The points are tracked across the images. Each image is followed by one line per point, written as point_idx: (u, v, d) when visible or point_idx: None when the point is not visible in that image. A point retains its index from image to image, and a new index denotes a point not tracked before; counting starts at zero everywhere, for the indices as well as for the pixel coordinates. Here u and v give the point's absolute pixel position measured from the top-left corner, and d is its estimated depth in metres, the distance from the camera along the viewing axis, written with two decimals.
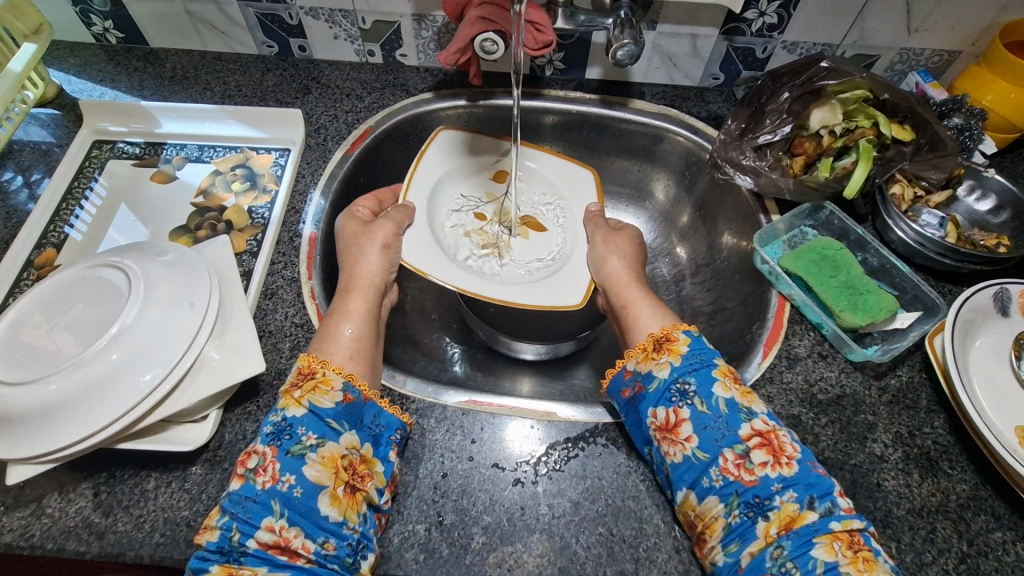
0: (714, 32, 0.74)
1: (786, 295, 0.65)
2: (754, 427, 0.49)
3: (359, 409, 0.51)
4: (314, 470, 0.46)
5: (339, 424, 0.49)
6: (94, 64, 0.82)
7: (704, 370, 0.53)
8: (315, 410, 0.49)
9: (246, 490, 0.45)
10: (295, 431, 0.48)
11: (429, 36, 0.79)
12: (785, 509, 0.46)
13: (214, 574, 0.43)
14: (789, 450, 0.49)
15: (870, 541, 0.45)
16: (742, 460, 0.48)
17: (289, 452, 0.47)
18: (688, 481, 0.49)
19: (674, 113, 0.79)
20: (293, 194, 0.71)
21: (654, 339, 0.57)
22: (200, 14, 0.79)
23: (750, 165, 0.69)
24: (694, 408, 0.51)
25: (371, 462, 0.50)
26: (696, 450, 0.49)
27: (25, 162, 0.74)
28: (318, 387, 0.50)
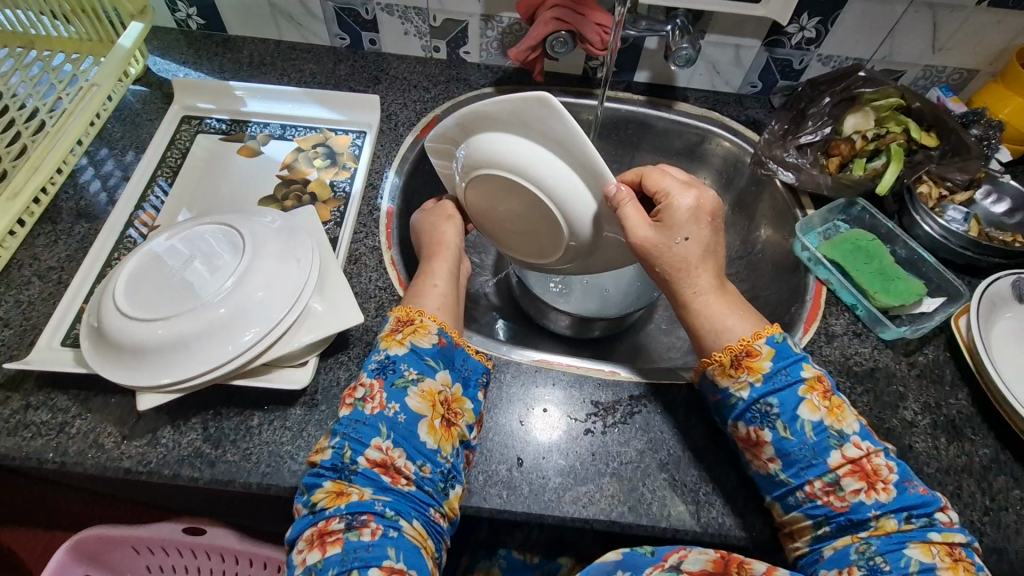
0: (757, 43, 0.82)
1: (823, 280, 0.71)
2: (845, 454, 0.50)
3: (452, 352, 0.57)
4: (415, 401, 0.52)
5: (435, 363, 0.55)
6: (177, 47, 0.88)
7: (789, 391, 0.52)
8: (416, 349, 0.55)
9: (356, 415, 0.51)
10: (398, 366, 0.54)
11: (494, 35, 0.85)
12: (881, 525, 0.48)
13: (329, 488, 0.49)
14: (884, 473, 0.50)
15: (971, 555, 0.48)
16: (831, 488, 0.50)
17: (394, 384, 0.53)
18: (774, 493, 0.53)
19: (716, 115, 0.86)
20: (370, 172, 0.77)
21: (732, 352, 0.54)
22: (281, 6, 0.85)
23: (792, 162, 0.76)
24: (775, 432, 0.51)
25: (461, 400, 0.55)
26: (780, 472, 0.51)
27: (116, 133, 0.79)
28: (416, 331, 0.56)
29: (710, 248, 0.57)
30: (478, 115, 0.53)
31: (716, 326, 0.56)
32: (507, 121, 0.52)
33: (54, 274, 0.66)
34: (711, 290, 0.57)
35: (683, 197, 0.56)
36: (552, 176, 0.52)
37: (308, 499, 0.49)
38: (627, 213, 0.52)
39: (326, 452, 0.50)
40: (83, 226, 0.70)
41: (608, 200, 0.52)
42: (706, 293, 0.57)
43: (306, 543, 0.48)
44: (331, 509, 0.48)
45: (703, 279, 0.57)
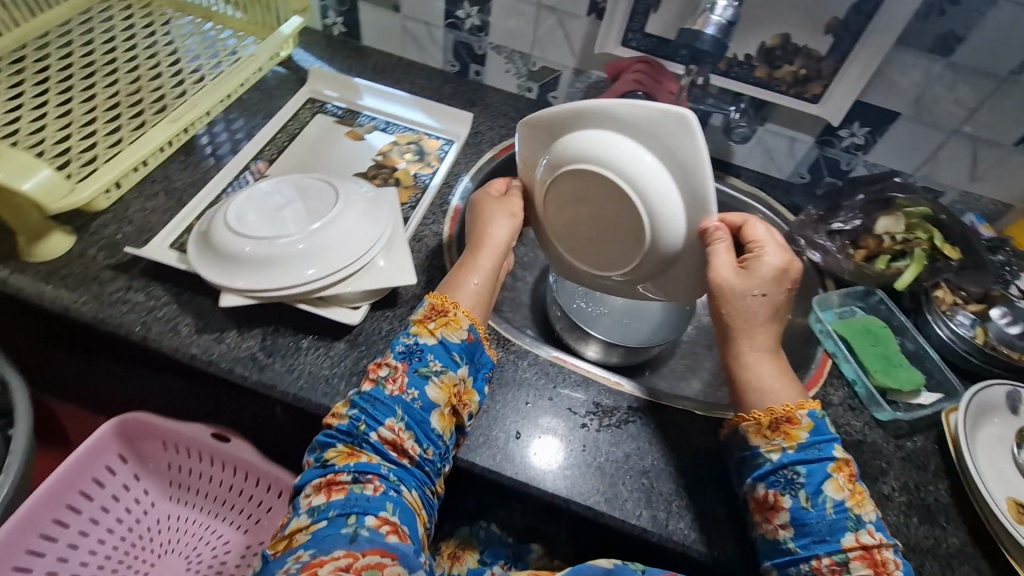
0: (810, 139, 0.91)
1: (830, 353, 0.76)
2: (858, 539, 0.51)
3: (475, 349, 0.64)
4: (434, 390, 0.59)
5: (459, 358, 0.62)
6: (318, 45, 1.06)
7: (818, 465, 0.54)
8: (444, 342, 0.62)
9: (378, 392, 0.59)
10: (424, 355, 0.61)
11: (580, 88, 0.99)
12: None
13: (341, 449, 0.57)
14: (889, 565, 0.51)
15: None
16: (837, 568, 0.51)
17: (417, 370, 0.60)
18: (777, 560, 0.54)
19: (761, 194, 0.95)
20: (449, 174, 0.89)
21: (773, 416, 0.57)
22: (411, 30, 1.01)
23: (821, 243, 0.83)
24: (796, 500, 0.53)
25: (470, 393, 0.63)
26: (790, 539, 0.53)
27: (253, 99, 0.95)
28: (448, 325, 0.63)
29: (776, 312, 0.60)
30: (614, 117, 0.54)
31: (763, 385, 0.58)
32: (638, 131, 0.54)
33: (178, 193, 0.80)
34: (765, 349, 0.60)
35: (774, 256, 0.59)
36: (664, 198, 0.55)
37: (321, 454, 0.58)
38: (720, 254, 0.56)
39: (342, 419, 0.58)
40: (209, 162, 0.85)
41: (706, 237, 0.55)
42: (761, 351, 0.60)
43: (312, 489, 0.56)
44: (341, 465, 0.56)
45: (761, 334, 0.60)
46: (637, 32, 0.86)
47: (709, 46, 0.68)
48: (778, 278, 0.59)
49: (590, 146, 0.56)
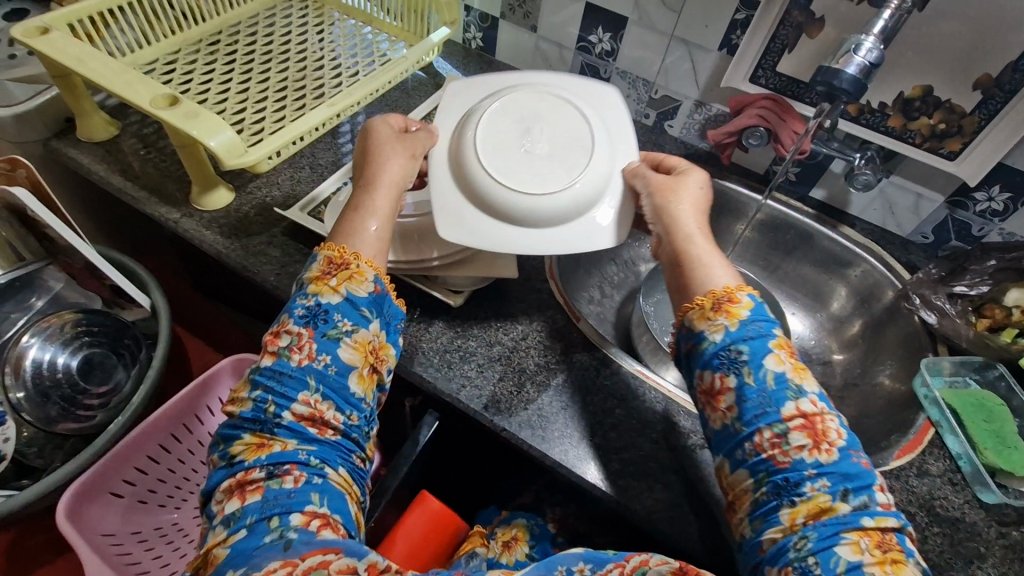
0: (940, 198, 0.87)
1: (933, 421, 0.72)
2: (799, 408, 0.51)
3: (383, 300, 0.59)
4: (347, 353, 0.55)
5: (369, 312, 0.57)
6: (457, 57, 1.15)
7: (759, 340, 0.53)
8: (350, 298, 0.57)
9: (281, 366, 0.53)
10: (329, 316, 0.55)
11: (698, 120, 1.00)
12: (815, 500, 0.47)
13: (251, 439, 0.51)
14: (832, 436, 0.50)
15: (903, 543, 0.46)
16: (778, 441, 0.49)
17: (325, 334, 0.55)
18: (725, 451, 0.52)
19: (877, 249, 0.92)
20: None
21: (715, 298, 0.56)
22: (544, 50, 1.08)
23: (938, 305, 0.79)
24: (740, 378, 0.52)
25: (386, 347, 0.59)
26: (735, 420, 0.52)
27: (394, 97, 1.05)
28: (352, 278, 0.57)
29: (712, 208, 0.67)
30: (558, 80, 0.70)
31: (704, 264, 0.59)
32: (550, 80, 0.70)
33: (320, 169, 0.90)
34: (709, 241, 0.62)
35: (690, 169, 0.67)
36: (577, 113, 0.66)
37: (230, 451, 0.52)
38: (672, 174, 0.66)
39: (246, 405, 0.53)
40: (350, 146, 0.95)
41: (666, 167, 0.68)
42: (705, 244, 0.61)
43: (223, 493, 0.50)
44: (250, 461, 0.50)
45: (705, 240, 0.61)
46: (767, 70, 0.87)
47: (848, 86, 0.66)
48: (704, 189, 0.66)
49: (521, 97, 0.66)
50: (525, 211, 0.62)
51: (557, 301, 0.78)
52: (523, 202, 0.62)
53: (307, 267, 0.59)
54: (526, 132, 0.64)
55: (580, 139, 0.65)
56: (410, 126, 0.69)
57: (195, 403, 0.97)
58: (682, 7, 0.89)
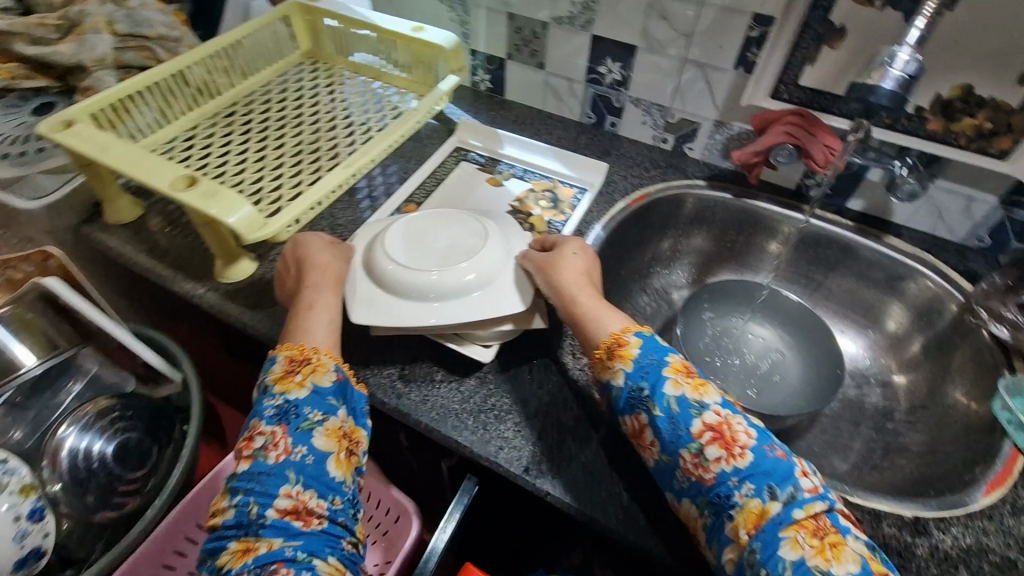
0: (994, 199, 0.81)
1: (1022, 449, 0.64)
2: (705, 421, 0.53)
3: (346, 386, 0.64)
4: (321, 441, 0.57)
5: (336, 400, 0.61)
6: (467, 100, 1.15)
7: (655, 370, 0.57)
8: (316, 389, 0.60)
9: (259, 467, 0.55)
10: (300, 411, 0.59)
11: (720, 139, 0.97)
12: (749, 507, 0.48)
13: (238, 546, 0.51)
14: (742, 440, 0.52)
15: (835, 522, 0.48)
16: (698, 460, 0.52)
17: (298, 428, 0.57)
18: (668, 486, 0.55)
19: (930, 258, 0.85)
20: (581, 221, 0.91)
21: (607, 346, 0.61)
22: (553, 85, 1.07)
23: (1010, 318, 0.73)
24: (650, 413, 0.55)
25: (357, 430, 0.62)
26: (661, 454, 0.55)
27: (408, 148, 1.05)
28: (314, 370, 0.62)
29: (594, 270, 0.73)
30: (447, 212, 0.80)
31: (598, 318, 0.64)
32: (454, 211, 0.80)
33: (340, 230, 0.90)
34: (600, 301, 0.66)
35: (569, 241, 0.74)
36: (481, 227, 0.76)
37: (218, 563, 0.51)
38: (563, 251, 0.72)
39: (228, 513, 0.53)
40: (368, 204, 0.94)
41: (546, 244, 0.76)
42: (596, 304, 0.66)
43: None
44: (239, 567, 0.50)
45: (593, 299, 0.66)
46: (789, 85, 0.83)
47: (886, 100, 0.65)
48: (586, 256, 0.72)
49: (422, 220, 0.77)
50: (443, 296, 0.69)
51: None
52: (430, 279, 0.69)
53: (269, 370, 0.63)
54: (440, 246, 0.73)
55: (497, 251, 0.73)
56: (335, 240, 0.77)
57: (214, 488, 1.03)
58: (692, 30, 0.86)
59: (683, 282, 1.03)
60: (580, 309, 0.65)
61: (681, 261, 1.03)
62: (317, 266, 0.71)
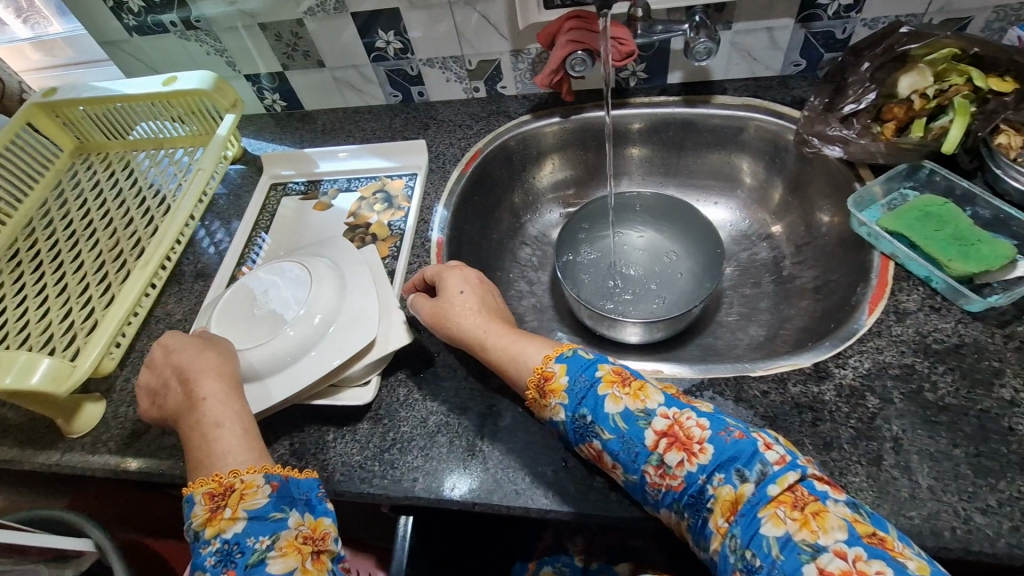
0: (790, 22, 0.79)
1: (889, 254, 0.66)
2: (656, 430, 0.50)
3: (286, 488, 0.52)
4: (277, 565, 0.47)
5: (280, 513, 0.50)
6: (267, 129, 1.05)
7: (591, 395, 0.53)
8: (252, 515, 0.50)
9: None
10: (244, 545, 0.48)
11: (525, 67, 0.92)
12: (722, 496, 0.46)
13: None
14: (697, 435, 0.48)
15: (814, 489, 0.45)
16: (662, 469, 0.49)
17: (246, 566, 0.47)
18: (642, 497, 0.52)
19: (758, 102, 0.84)
20: (422, 209, 0.85)
21: (536, 382, 0.56)
22: (343, 79, 0.98)
23: (836, 135, 0.72)
24: (601, 439, 0.51)
25: (320, 524, 0.52)
26: (626, 475, 0.51)
27: (223, 206, 0.95)
28: (243, 497, 0.50)
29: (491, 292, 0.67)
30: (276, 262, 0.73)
31: (512, 356, 0.59)
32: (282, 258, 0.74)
33: (180, 325, 0.80)
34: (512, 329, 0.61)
35: (450, 273, 0.67)
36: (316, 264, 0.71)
37: None
38: (449, 284, 0.66)
39: None
40: (201, 283, 0.85)
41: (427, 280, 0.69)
42: (507, 334, 0.60)
43: None
44: None
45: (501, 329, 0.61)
46: None
47: None
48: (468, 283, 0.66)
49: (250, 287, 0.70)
50: (300, 351, 0.63)
51: None
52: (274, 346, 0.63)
53: (190, 514, 0.50)
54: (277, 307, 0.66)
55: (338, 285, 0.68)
56: (201, 330, 0.65)
57: None
58: None
59: (556, 218, 0.99)
60: (496, 350, 0.60)
61: (544, 199, 0.99)
62: (200, 369, 0.59)
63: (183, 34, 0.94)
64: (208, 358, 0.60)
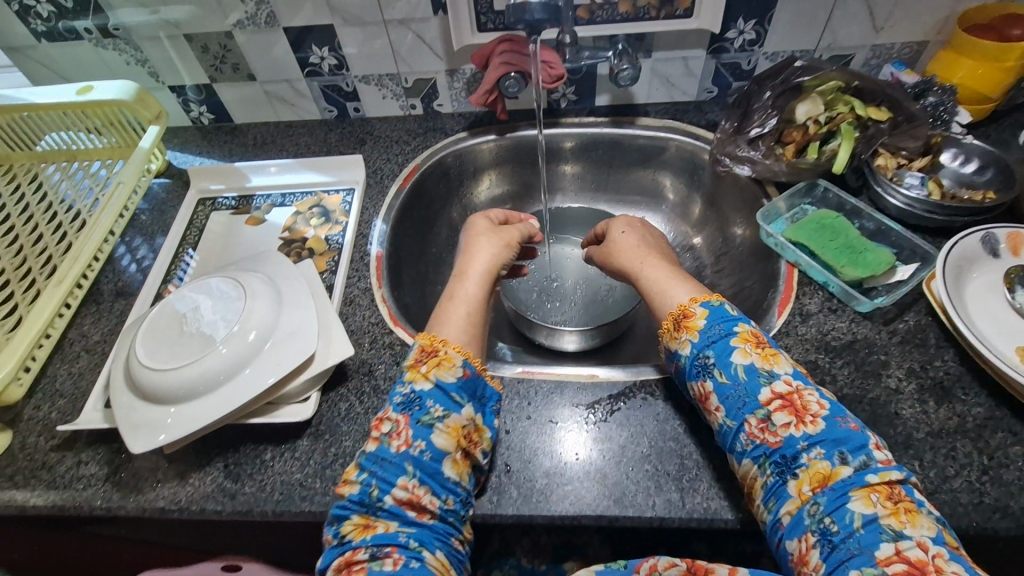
0: (702, 52, 0.87)
1: (793, 262, 0.73)
2: (775, 391, 0.50)
3: (474, 383, 0.57)
4: (441, 439, 0.52)
5: (461, 397, 0.55)
6: (193, 142, 1.01)
7: (722, 342, 0.54)
8: (440, 385, 0.55)
9: (382, 451, 0.51)
10: (424, 403, 0.54)
11: (461, 86, 0.94)
12: (816, 468, 0.46)
13: (355, 521, 0.49)
14: (814, 408, 0.49)
15: (912, 493, 0.45)
16: (765, 424, 0.49)
17: (420, 421, 0.53)
18: (728, 447, 0.52)
19: (676, 124, 0.91)
20: (360, 223, 0.85)
21: (674, 317, 0.58)
22: (275, 92, 0.97)
23: (745, 156, 0.80)
24: (714, 380, 0.53)
25: (480, 430, 0.56)
26: (725, 419, 0.52)
27: (145, 221, 0.90)
28: (441, 364, 0.56)
29: (653, 235, 0.75)
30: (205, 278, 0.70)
31: (662, 290, 0.63)
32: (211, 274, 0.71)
33: (99, 348, 0.75)
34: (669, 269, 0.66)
35: (481, 234, 0.73)
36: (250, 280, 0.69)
37: (334, 532, 0.49)
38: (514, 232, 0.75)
39: (351, 486, 0.50)
40: (121, 303, 0.79)
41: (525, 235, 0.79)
42: (653, 263, 0.68)
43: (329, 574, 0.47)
44: (357, 541, 0.48)
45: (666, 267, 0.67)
46: (488, 13, 0.83)
47: (540, 13, 0.67)
48: (467, 256, 0.70)
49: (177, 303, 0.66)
50: (233, 369, 0.62)
51: (412, 347, 0.70)
52: (206, 364, 0.61)
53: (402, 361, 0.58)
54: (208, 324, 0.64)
55: (273, 301, 0.67)
56: (490, 220, 0.77)
57: None
58: None
59: None
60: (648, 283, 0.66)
61: (482, 214, 1.01)
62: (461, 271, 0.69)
63: (99, 42, 0.90)
64: (489, 254, 0.70)
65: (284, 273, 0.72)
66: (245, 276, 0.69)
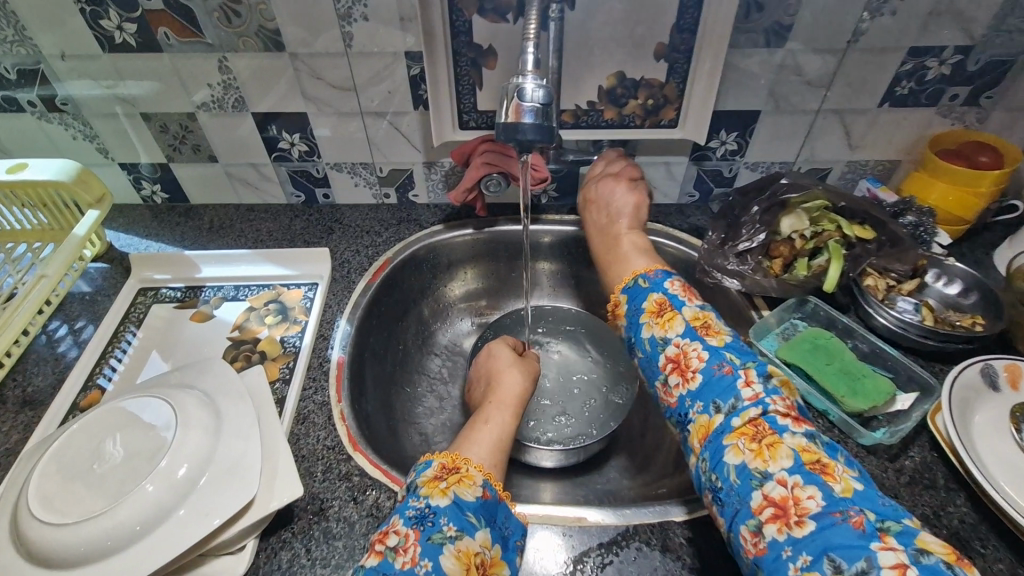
0: (685, 159, 0.86)
1: None
2: (669, 355, 0.59)
3: (494, 508, 0.52)
4: (449, 561, 0.46)
5: (477, 519, 0.50)
6: (141, 222, 0.93)
7: (635, 320, 0.64)
8: (458, 501, 0.50)
9: (385, 567, 0.46)
10: (437, 519, 0.48)
11: (438, 178, 0.90)
12: (700, 422, 0.54)
13: None
14: (695, 364, 0.57)
15: (775, 423, 0.49)
16: (667, 388, 0.58)
17: (430, 538, 0.47)
18: (662, 413, 0.60)
19: (658, 227, 0.89)
20: (321, 323, 0.77)
21: (610, 307, 0.70)
22: (238, 174, 0.91)
23: (734, 270, 0.77)
24: (637, 357, 0.63)
25: (499, 565, 0.49)
26: (650, 389, 0.61)
27: (73, 312, 0.79)
28: (461, 481, 0.52)
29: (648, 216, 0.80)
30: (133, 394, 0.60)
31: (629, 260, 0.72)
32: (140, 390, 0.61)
33: None
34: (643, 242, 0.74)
35: (501, 351, 0.75)
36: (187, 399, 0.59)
37: None
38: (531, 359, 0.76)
39: None
40: (27, 414, 0.67)
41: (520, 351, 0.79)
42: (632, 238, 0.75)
43: None
44: None
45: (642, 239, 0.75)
46: (471, 112, 0.81)
47: (534, 135, 0.56)
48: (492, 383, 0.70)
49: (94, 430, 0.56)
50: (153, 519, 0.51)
51: (372, 478, 0.61)
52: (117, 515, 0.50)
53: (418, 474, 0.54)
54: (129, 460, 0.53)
55: (212, 427, 0.57)
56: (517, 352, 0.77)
57: None
58: (355, 84, 0.77)
59: (468, 328, 0.96)
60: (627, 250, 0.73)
61: (455, 309, 0.95)
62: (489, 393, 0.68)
63: (44, 115, 0.82)
64: (512, 381, 0.69)
65: (228, 388, 0.62)
66: (182, 395, 0.59)
